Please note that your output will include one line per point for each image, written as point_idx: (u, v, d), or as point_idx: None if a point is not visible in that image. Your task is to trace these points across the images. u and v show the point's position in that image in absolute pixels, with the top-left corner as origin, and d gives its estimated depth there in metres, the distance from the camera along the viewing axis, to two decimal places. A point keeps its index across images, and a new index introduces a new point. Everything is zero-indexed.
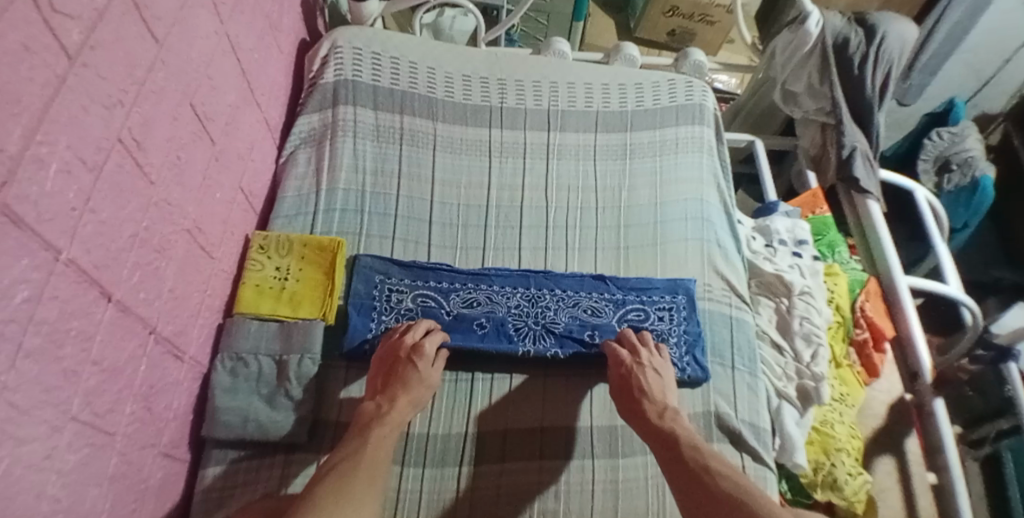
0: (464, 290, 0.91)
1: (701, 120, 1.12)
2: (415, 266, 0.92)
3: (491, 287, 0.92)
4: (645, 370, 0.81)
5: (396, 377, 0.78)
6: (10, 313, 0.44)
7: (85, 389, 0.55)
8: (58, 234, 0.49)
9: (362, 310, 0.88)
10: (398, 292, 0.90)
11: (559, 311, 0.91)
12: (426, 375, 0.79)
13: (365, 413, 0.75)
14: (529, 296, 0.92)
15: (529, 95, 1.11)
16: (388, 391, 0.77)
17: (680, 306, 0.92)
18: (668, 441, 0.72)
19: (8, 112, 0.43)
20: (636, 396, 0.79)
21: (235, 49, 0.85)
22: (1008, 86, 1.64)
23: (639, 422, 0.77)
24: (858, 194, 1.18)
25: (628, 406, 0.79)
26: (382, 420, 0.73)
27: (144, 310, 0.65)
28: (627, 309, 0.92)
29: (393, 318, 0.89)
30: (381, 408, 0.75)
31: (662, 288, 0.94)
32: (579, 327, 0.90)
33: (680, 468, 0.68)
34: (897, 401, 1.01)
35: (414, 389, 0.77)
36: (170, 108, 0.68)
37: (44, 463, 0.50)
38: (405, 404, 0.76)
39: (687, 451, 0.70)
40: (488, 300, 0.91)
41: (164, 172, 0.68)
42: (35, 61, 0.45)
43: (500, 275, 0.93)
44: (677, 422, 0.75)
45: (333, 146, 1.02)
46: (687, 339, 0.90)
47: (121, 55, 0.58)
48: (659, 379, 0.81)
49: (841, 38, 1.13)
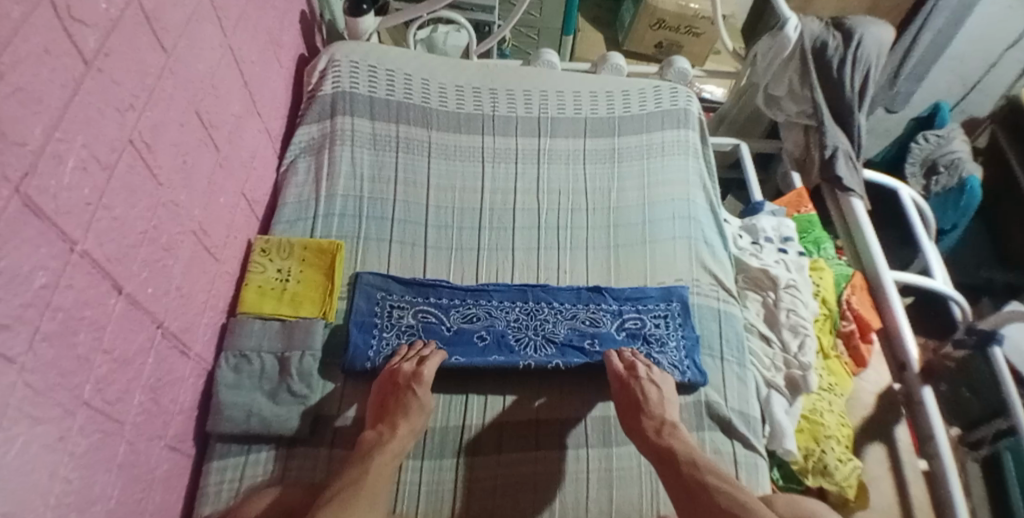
0: (463, 306, 0.93)
1: (686, 124, 1.16)
2: (415, 283, 0.95)
3: (490, 302, 0.94)
4: (642, 382, 0.82)
5: (397, 404, 0.79)
6: (30, 297, 0.48)
7: (98, 376, 0.58)
8: (74, 226, 0.53)
9: (362, 327, 0.90)
10: (399, 308, 0.93)
11: (558, 323, 0.93)
12: (424, 402, 0.80)
13: (366, 441, 0.75)
14: (528, 310, 0.94)
15: (520, 103, 1.16)
16: (388, 419, 0.78)
17: (675, 313, 0.94)
18: (667, 458, 0.74)
19: (30, 110, 0.47)
20: (636, 411, 0.80)
21: (238, 62, 0.90)
22: (995, 92, 1.68)
23: (638, 439, 0.78)
24: (841, 193, 1.22)
25: (629, 423, 0.80)
26: (383, 449, 0.74)
27: (152, 305, 0.68)
28: (625, 318, 0.94)
29: (394, 334, 0.90)
30: (381, 436, 0.76)
31: (657, 296, 0.95)
32: (579, 336, 0.91)
33: (681, 486, 0.70)
34: (885, 390, 1.04)
35: (413, 415, 0.78)
36: (177, 115, 0.72)
37: (57, 444, 0.52)
38: (405, 433, 0.76)
39: (687, 469, 0.71)
40: (487, 315, 0.93)
41: (172, 175, 0.72)
42: (56, 63, 0.50)
43: (499, 290, 0.95)
44: (675, 437, 0.76)
45: (332, 155, 1.06)
46: (687, 345, 0.92)
47: (133, 63, 0.62)
48: (658, 390, 0.82)
49: (818, 42, 1.18)
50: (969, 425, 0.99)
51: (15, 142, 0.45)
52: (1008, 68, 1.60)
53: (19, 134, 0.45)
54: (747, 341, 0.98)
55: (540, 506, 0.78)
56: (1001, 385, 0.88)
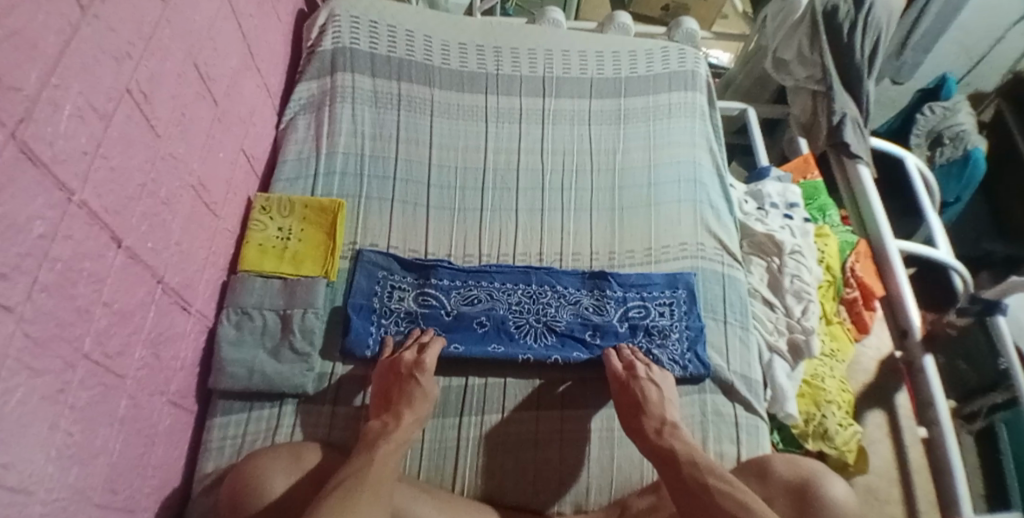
0: (464, 288, 0.90)
1: (693, 86, 1.14)
2: (416, 264, 0.92)
3: (492, 284, 0.91)
4: (641, 382, 0.79)
5: (400, 394, 0.76)
6: (28, 247, 0.46)
7: (97, 329, 0.57)
8: (71, 175, 0.52)
9: (361, 312, 0.87)
10: (400, 290, 0.90)
11: (561, 309, 0.90)
12: (429, 390, 0.77)
13: (371, 431, 0.72)
14: (530, 293, 0.91)
15: (525, 62, 1.13)
16: (394, 408, 0.75)
17: (680, 300, 0.91)
18: (668, 460, 0.69)
19: (26, 54, 0.45)
20: (636, 412, 0.77)
21: (235, 14, 0.87)
22: (999, 65, 1.63)
23: (638, 438, 0.75)
24: (848, 159, 1.20)
25: (630, 425, 0.76)
26: (388, 438, 0.70)
27: (152, 260, 0.67)
28: (629, 306, 0.91)
29: (393, 320, 0.87)
30: (387, 426, 0.72)
31: (662, 283, 0.92)
32: (580, 326, 0.89)
33: (681, 487, 0.65)
34: (887, 357, 1.04)
35: (418, 405, 0.75)
36: (175, 66, 0.70)
37: (58, 397, 0.52)
38: (410, 421, 0.73)
39: (687, 469, 0.67)
40: (489, 297, 0.90)
41: (171, 128, 0.70)
42: (51, 7, 0.48)
43: (501, 272, 0.93)
44: (676, 438, 0.72)
45: (332, 112, 1.04)
46: (689, 335, 0.89)
47: (129, 9, 0.60)
48: (658, 390, 0.79)
49: (830, 6, 1.17)
50: (966, 396, 0.98)
51: (9, 87, 0.43)
52: (1015, 38, 1.55)
53: (14, 79, 0.44)
54: (751, 306, 0.98)
55: (543, 465, 0.79)
56: (1000, 352, 0.89)
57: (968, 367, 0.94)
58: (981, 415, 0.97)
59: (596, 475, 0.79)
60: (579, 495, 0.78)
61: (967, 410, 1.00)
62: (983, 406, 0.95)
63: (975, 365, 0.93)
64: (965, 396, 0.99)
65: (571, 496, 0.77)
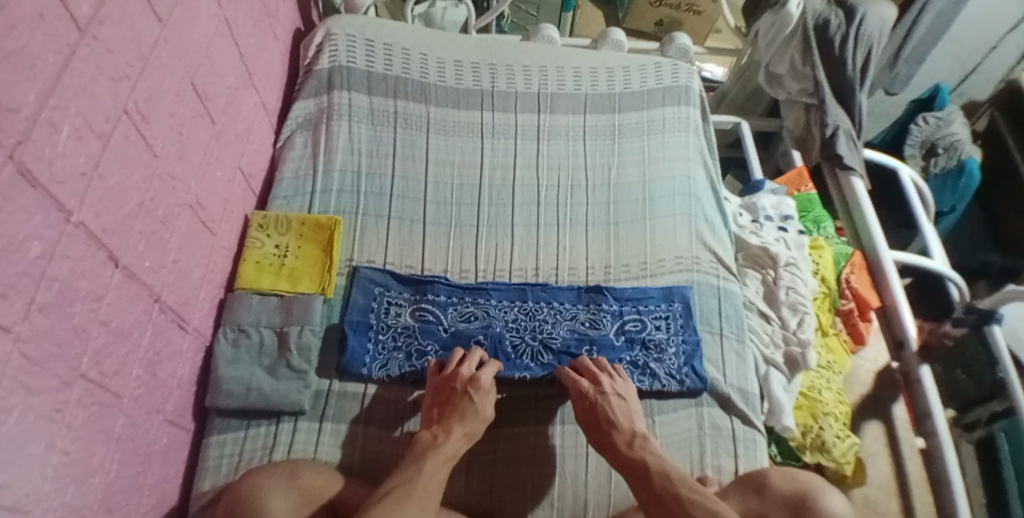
0: (461, 305, 0.91)
1: (687, 101, 1.15)
2: (414, 281, 0.92)
3: (488, 301, 0.92)
4: (608, 397, 0.78)
5: (451, 409, 0.75)
6: (25, 267, 0.47)
7: (95, 349, 0.57)
8: (69, 196, 0.52)
9: (358, 329, 0.87)
10: (398, 306, 0.90)
11: (558, 325, 0.90)
12: (482, 408, 0.76)
13: (420, 442, 0.71)
14: (527, 310, 0.91)
15: (520, 79, 1.14)
16: (444, 421, 0.74)
17: (676, 314, 0.92)
18: (641, 474, 0.68)
19: (25, 75, 0.46)
20: (605, 428, 0.76)
21: (233, 33, 0.88)
22: (993, 75, 1.65)
23: (610, 453, 0.73)
24: (841, 171, 1.21)
25: (599, 440, 0.75)
26: (438, 450, 0.69)
27: (149, 278, 0.67)
28: (625, 320, 0.91)
29: (390, 335, 0.87)
30: (436, 437, 0.71)
31: (658, 297, 0.93)
32: (576, 341, 0.89)
33: (656, 503, 0.65)
34: (884, 369, 1.04)
35: (470, 421, 0.74)
36: (172, 86, 0.71)
37: (55, 416, 0.52)
38: (460, 436, 0.72)
39: (660, 481, 0.66)
40: (486, 314, 0.90)
41: (168, 146, 0.71)
42: (50, 29, 0.49)
43: (498, 289, 0.93)
44: (647, 450, 0.71)
45: (330, 129, 1.06)
46: (686, 350, 0.89)
47: (128, 31, 0.61)
48: (623, 404, 0.78)
49: (821, 19, 1.19)
50: (965, 406, 0.98)
51: (6, 108, 0.44)
52: (1008, 49, 1.57)
53: (13, 100, 0.44)
54: (747, 318, 0.98)
55: (540, 481, 0.79)
56: (998, 364, 0.88)
57: (967, 378, 0.94)
58: (981, 424, 0.97)
59: (594, 490, 0.78)
60: (577, 509, 0.77)
61: (965, 420, 1.01)
62: (983, 415, 0.95)
63: (972, 374, 0.93)
64: (964, 406, 0.99)
65: (568, 511, 0.77)
